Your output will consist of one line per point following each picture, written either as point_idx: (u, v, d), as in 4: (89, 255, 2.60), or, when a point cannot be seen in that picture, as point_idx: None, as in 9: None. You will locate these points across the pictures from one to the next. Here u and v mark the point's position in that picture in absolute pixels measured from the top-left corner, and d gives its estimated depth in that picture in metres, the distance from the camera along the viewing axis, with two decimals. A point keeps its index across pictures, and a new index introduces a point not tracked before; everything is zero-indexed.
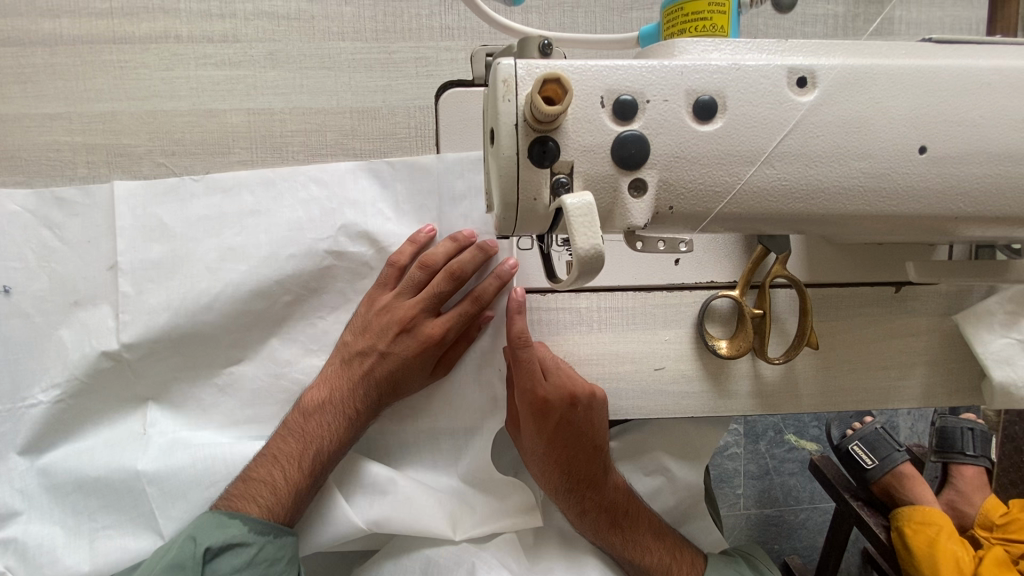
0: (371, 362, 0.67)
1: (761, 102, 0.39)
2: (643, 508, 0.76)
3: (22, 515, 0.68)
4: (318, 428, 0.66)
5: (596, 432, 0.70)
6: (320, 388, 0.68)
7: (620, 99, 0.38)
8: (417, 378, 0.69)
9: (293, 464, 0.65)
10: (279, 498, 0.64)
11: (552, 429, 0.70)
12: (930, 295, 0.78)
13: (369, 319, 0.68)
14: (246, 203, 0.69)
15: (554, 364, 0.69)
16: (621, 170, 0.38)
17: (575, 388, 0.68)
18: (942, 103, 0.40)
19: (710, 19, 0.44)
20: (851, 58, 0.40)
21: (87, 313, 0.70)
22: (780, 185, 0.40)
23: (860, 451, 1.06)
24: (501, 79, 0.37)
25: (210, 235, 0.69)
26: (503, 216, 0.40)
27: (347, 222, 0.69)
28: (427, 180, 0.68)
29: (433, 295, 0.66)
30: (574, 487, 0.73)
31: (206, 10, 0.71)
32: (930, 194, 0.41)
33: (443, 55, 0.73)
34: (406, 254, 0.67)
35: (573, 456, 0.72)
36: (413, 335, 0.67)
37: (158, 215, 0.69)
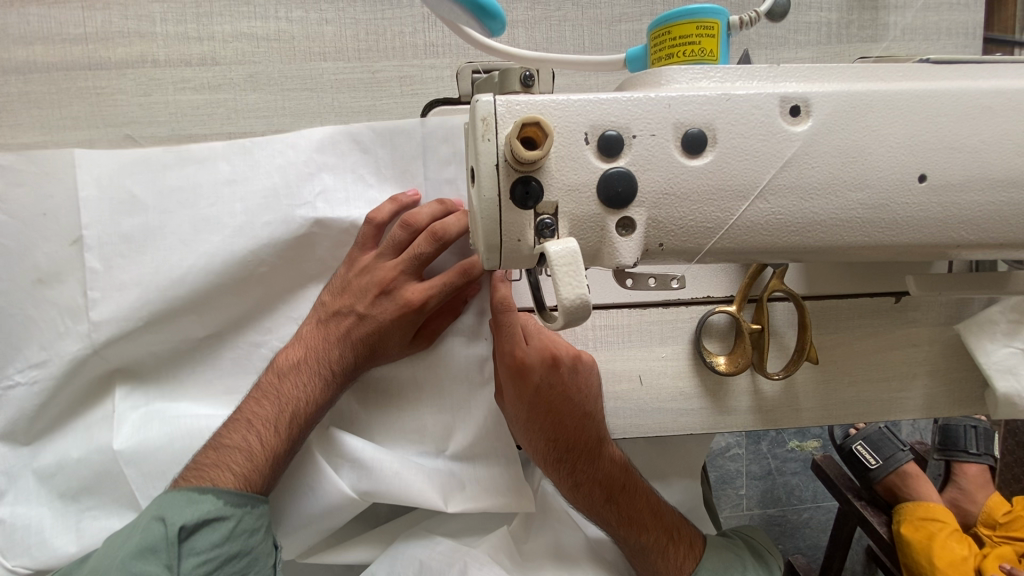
0: (349, 323, 0.64)
1: (753, 134, 0.37)
2: (640, 486, 0.73)
3: (7, 496, 0.65)
4: (293, 391, 0.62)
5: (583, 398, 0.67)
6: (296, 347, 0.65)
7: (605, 134, 0.36)
8: (398, 343, 0.65)
9: (269, 429, 0.61)
10: (250, 466, 0.60)
11: (534, 392, 0.66)
12: (929, 305, 0.77)
13: (348, 279, 0.65)
14: (221, 170, 0.64)
15: (536, 331, 0.68)
16: (609, 210, 0.37)
17: (558, 350, 0.68)
18: (941, 128, 0.39)
19: (699, 43, 0.42)
20: (846, 84, 0.39)
21: (55, 292, 0.65)
22: (775, 219, 0.39)
23: (864, 451, 1.04)
24: (480, 117, 0.35)
25: (182, 209, 0.65)
26: (487, 258, 0.38)
27: (327, 189, 0.65)
28: (409, 142, 0.64)
29: (415, 257, 0.62)
30: (565, 456, 0.70)
31: (184, 33, 0.70)
32: (931, 221, 0.40)
33: (429, 73, 0.71)
34: (386, 212, 0.63)
35: (561, 421, 0.69)
36: (392, 298, 0.63)
37: (126, 187, 0.64)
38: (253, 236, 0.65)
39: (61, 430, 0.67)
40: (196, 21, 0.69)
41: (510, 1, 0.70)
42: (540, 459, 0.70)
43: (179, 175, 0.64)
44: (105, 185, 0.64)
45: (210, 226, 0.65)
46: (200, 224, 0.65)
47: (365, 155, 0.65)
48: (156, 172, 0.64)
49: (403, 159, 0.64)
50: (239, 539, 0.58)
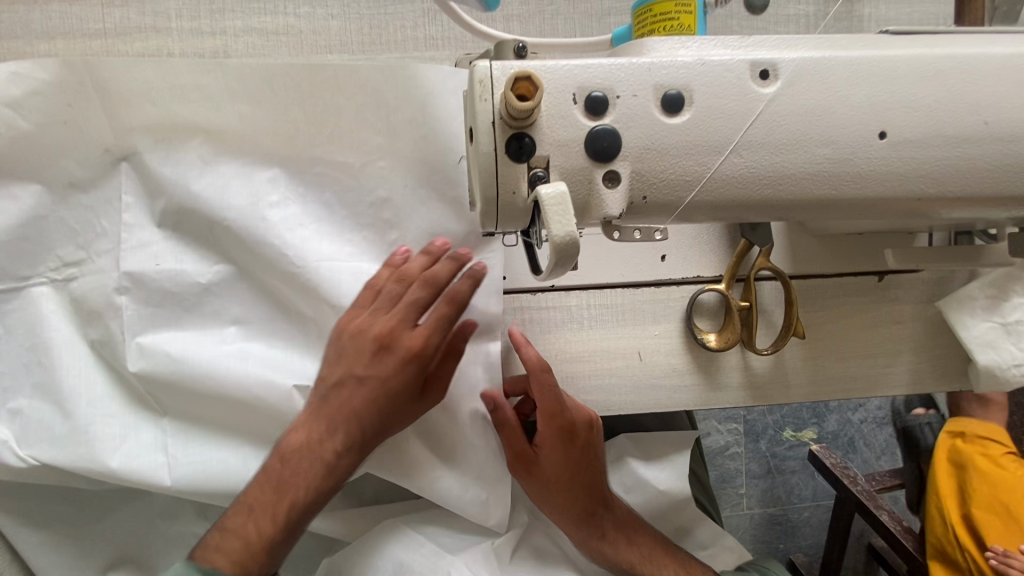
0: (347, 392, 0.62)
1: (726, 94, 0.41)
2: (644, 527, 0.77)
3: (45, 427, 0.65)
4: (297, 476, 0.62)
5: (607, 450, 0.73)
6: (300, 430, 0.63)
7: (591, 95, 0.40)
8: (393, 405, 0.63)
9: (268, 516, 0.61)
10: (249, 555, 0.60)
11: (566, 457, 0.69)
12: (910, 282, 0.80)
13: (342, 346, 0.62)
14: (214, 146, 0.65)
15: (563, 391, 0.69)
16: (596, 163, 0.40)
17: (575, 419, 0.68)
18: (899, 90, 0.42)
19: (678, 19, 0.46)
20: (811, 51, 0.42)
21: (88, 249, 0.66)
22: (748, 173, 0.42)
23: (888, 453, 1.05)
24: (478, 79, 0.39)
25: (208, 179, 0.65)
26: (485, 211, 0.42)
27: (319, 171, 0.66)
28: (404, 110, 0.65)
29: (409, 306, 0.61)
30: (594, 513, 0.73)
31: (198, 28, 0.74)
32: (893, 178, 0.43)
33: (428, 64, 0.75)
34: (415, 270, 0.62)
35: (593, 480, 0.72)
36: (390, 355, 0.62)
37: (151, 165, 0.65)
38: (267, 208, 0.66)
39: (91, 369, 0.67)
40: (209, 17, 0.74)
41: None
42: (565, 515, 0.72)
43: (198, 151, 0.65)
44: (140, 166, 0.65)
45: (235, 197, 0.65)
46: (219, 190, 0.65)
47: (372, 99, 0.65)
48: (180, 145, 0.65)
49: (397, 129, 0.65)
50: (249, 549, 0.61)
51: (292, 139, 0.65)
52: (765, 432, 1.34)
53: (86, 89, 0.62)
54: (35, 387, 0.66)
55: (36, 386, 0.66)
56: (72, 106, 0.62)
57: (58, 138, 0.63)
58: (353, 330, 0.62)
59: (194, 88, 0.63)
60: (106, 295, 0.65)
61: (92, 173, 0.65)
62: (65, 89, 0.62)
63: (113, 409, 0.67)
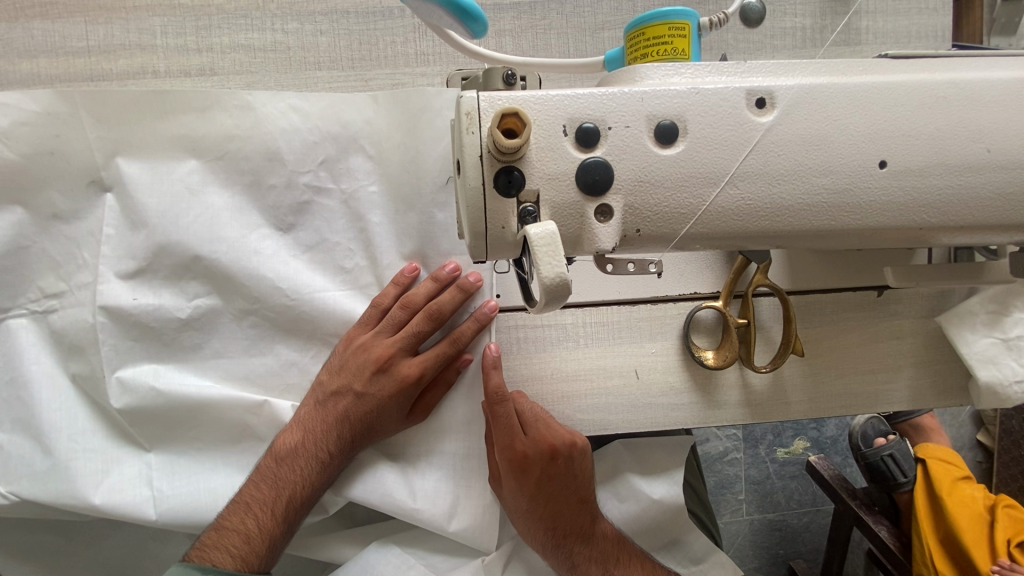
0: (347, 404, 0.67)
1: (721, 124, 0.40)
2: (634, 551, 0.74)
3: (29, 459, 0.68)
4: (293, 475, 0.66)
5: (580, 483, 0.70)
6: (295, 431, 0.68)
7: (582, 127, 0.38)
8: (390, 420, 0.68)
9: (266, 510, 0.65)
10: (248, 548, 0.64)
11: (535, 483, 0.68)
12: (911, 297, 0.79)
13: (346, 358, 0.68)
14: (198, 182, 0.67)
15: (534, 417, 0.69)
16: (587, 197, 0.39)
17: (555, 441, 0.68)
18: (900, 117, 0.41)
19: (671, 43, 0.45)
20: (808, 77, 0.41)
21: (75, 285, 0.69)
22: (745, 204, 0.41)
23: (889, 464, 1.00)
24: (464, 112, 0.38)
25: (190, 209, 0.67)
26: (474, 245, 0.40)
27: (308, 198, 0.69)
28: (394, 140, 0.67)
29: (411, 334, 0.67)
30: (562, 542, 0.71)
31: (183, 45, 0.72)
32: (894, 206, 0.42)
33: (419, 80, 0.74)
34: (419, 297, 0.67)
35: (558, 509, 0.70)
36: (389, 375, 0.67)
37: (130, 198, 0.67)
38: (255, 237, 0.68)
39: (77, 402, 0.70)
40: (195, 34, 0.72)
41: (496, 11, 0.73)
42: (537, 541, 0.71)
43: (181, 179, 0.67)
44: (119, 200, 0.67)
45: (219, 225, 0.68)
46: (198, 223, 0.67)
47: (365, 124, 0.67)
48: (159, 180, 0.67)
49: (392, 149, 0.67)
50: None
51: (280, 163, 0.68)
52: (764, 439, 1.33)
53: (68, 128, 0.65)
54: (15, 422, 0.69)
55: (17, 422, 0.69)
56: (58, 136, 0.65)
57: (45, 167, 0.66)
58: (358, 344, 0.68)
59: (173, 127, 0.67)
60: (91, 330, 0.68)
61: (75, 205, 0.67)
62: (54, 121, 0.65)
63: (97, 442, 0.69)
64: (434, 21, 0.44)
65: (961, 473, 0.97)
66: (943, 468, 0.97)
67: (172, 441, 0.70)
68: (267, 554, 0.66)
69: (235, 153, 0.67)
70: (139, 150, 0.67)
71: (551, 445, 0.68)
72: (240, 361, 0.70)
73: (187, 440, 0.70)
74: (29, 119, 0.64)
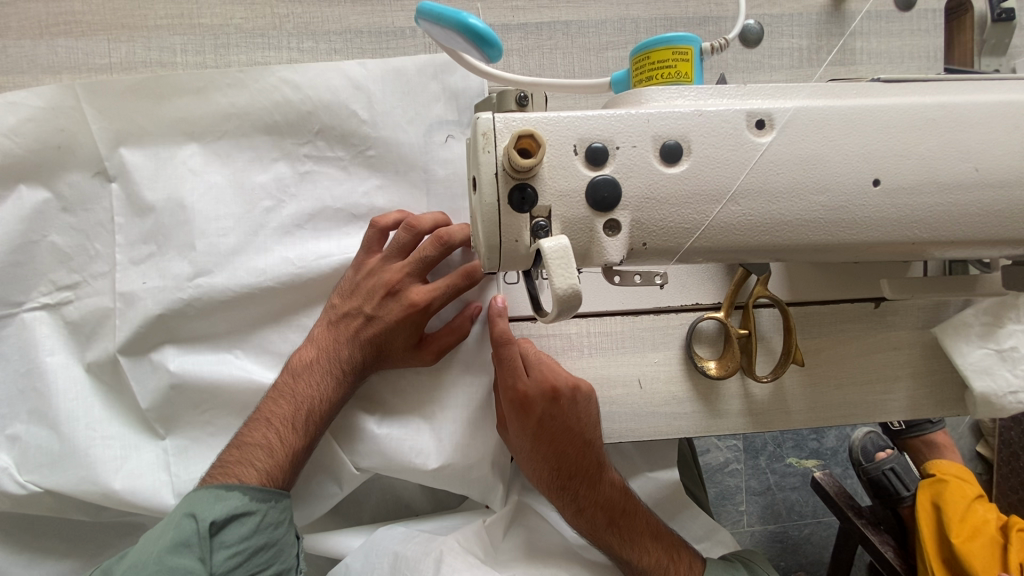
0: (359, 322, 0.69)
1: (723, 145, 0.42)
2: (640, 508, 0.77)
3: (42, 446, 0.70)
4: (309, 390, 0.67)
5: (584, 426, 0.71)
6: (309, 349, 0.69)
7: (592, 146, 0.40)
8: (403, 342, 0.69)
9: (286, 426, 0.66)
10: (271, 462, 0.65)
11: (537, 423, 0.70)
12: (907, 309, 0.81)
13: (357, 282, 0.69)
14: (209, 176, 0.71)
15: (537, 362, 0.70)
16: (596, 213, 0.41)
17: (557, 382, 0.69)
18: (892, 140, 0.43)
19: (675, 67, 0.47)
20: (806, 101, 0.44)
21: (93, 287, 0.72)
22: (746, 220, 0.43)
23: (891, 477, 1.09)
24: (481, 132, 0.40)
25: (196, 190, 0.71)
26: (488, 258, 0.42)
27: (324, 210, 0.72)
28: (408, 158, 0.72)
29: (419, 259, 0.67)
30: (567, 485, 0.74)
31: (202, 62, 0.75)
32: (887, 222, 0.44)
33: None
34: (426, 221, 0.68)
35: (562, 451, 0.73)
36: (400, 297, 0.68)
37: (134, 185, 0.70)
38: (274, 247, 0.71)
39: (89, 394, 0.72)
40: (213, 51, 0.75)
41: (504, 32, 0.76)
42: (543, 483, 0.75)
43: (182, 163, 0.71)
44: (127, 187, 0.71)
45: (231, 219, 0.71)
46: (204, 203, 0.71)
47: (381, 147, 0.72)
48: (164, 168, 0.71)
49: (410, 157, 0.72)
50: (265, 532, 0.63)
51: (280, 142, 0.72)
52: (764, 449, 1.35)
53: (82, 124, 0.69)
54: (31, 413, 0.71)
55: (33, 413, 0.71)
56: (64, 130, 0.69)
57: (56, 162, 0.70)
58: (370, 267, 0.70)
59: (181, 114, 0.71)
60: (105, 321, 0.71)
61: (87, 198, 0.71)
62: (59, 114, 0.68)
63: (114, 432, 0.71)
64: (456, 46, 0.47)
65: (975, 492, 0.98)
66: (959, 486, 0.97)
67: (185, 427, 0.72)
68: (291, 472, 0.66)
69: (238, 137, 0.71)
70: (141, 139, 0.70)
71: (553, 386, 0.70)
72: (257, 339, 0.73)
73: (199, 430, 0.73)
74: (40, 116, 0.68)
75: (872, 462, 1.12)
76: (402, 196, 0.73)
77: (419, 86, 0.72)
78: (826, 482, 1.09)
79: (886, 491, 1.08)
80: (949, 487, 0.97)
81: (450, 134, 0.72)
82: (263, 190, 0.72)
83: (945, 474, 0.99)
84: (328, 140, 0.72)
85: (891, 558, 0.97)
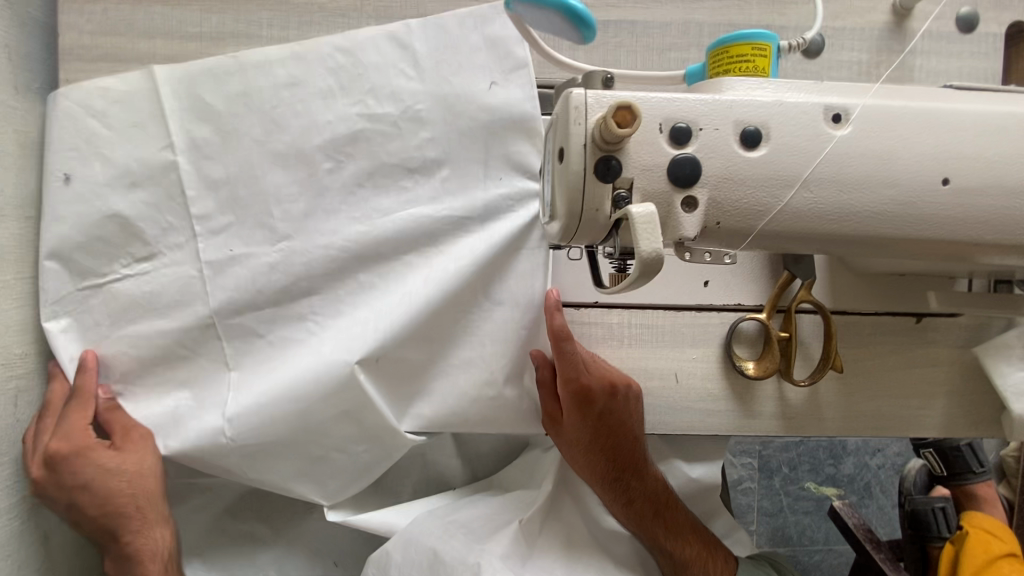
0: None
1: (800, 133, 0.44)
2: (681, 503, 0.80)
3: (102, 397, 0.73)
4: None
5: (633, 425, 0.75)
6: None
7: (676, 126, 0.43)
8: None
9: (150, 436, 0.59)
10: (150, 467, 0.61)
11: (596, 416, 0.73)
12: (949, 326, 0.81)
13: None
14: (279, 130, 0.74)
15: (591, 357, 0.74)
16: (675, 188, 0.43)
17: (615, 377, 0.73)
18: (964, 142, 0.45)
19: (753, 62, 0.50)
20: (882, 99, 0.45)
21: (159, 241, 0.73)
22: (816, 207, 0.45)
23: (936, 516, 1.13)
24: (573, 106, 0.43)
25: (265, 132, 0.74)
26: (567, 224, 0.45)
27: (387, 184, 0.75)
28: (473, 140, 0.75)
29: None
30: (620, 476, 0.76)
31: (285, 37, 0.79)
32: (950, 221, 0.46)
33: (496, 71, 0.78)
34: None
35: (615, 448, 0.76)
36: None
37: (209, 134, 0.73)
38: (341, 214, 0.75)
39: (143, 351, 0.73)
40: (298, 29, 0.79)
41: None
42: (593, 475, 0.76)
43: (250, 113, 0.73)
44: (194, 132, 0.73)
45: (299, 187, 0.74)
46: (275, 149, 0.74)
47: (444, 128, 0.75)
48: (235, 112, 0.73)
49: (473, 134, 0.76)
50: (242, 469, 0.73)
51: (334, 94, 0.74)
52: (780, 470, 1.35)
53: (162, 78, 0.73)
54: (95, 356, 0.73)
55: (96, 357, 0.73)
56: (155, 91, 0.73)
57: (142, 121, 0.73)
58: None
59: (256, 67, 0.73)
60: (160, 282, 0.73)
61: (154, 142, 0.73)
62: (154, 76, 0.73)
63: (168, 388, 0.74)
64: (547, 29, 0.49)
65: (1004, 549, 1.00)
66: (984, 541, 1.01)
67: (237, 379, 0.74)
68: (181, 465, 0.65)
69: (296, 82, 0.73)
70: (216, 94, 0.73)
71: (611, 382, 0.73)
72: (331, 297, 0.75)
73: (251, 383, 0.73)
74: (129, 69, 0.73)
75: (923, 498, 1.16)
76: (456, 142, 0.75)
77: (467, 59, 0.75)
78: (846, 514, 1.10)
79: (925, 527, 1.14)
80: (969, 540, 1.02)
81: (492, 81, 0.75)
82: (319, 148, 0.74)
83: (973, 526, 1.03)
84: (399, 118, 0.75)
85: None
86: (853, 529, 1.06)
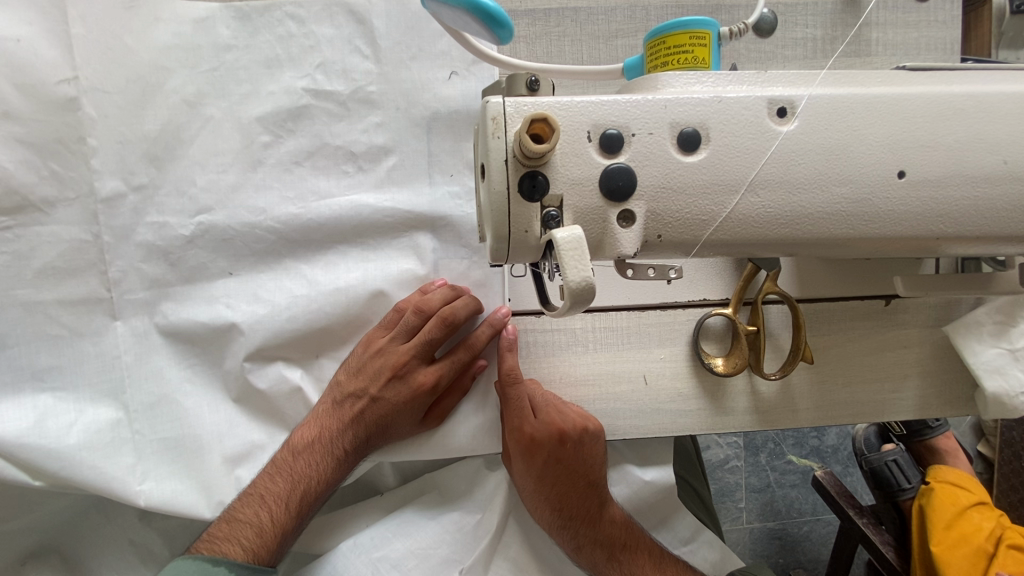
0: (362, 406, 0.68)
1: (743, 132, 0.40)
2: (642, 536, 0.74)
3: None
4: (305, 470, 0.67)
5: (589, 467, 0.70)
6: (309, 427, 0.68)
7: (606, 132, 0.39)
8: (405, 423, 0.69)
9: (280, 506, 0.65)
10: (261, 542, 0.63)
11: (542, 465, 0.70)
12: (918, 307, 0.79)
13: (364, 361, 0.69)
14: (198, 147, 0.68)
15: (543, 402, 0.69)
16: (610, 203, 0.39)
17: (563, 423, 0.68)
18: (919, 129, 0.42)
19: (692, 52, 0.46)
20: (831, 88, 0.42)
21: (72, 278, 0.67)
22: (765, 212, 0.41)
23: (895, 470, 1.05)
24: (490, 116, 0.38)
25: (194, 126, 0.68)
26: (495, 248, 0.41)
27: (321, 196, 0.70)
28: (413, 146, 0.70)
29: (423, 342, 0.67)
30: (568, 522, 0.72)
31: None
32: (909, 214, 0.42)
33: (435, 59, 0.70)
34: (435, 301, 0.68)
35: (566, 493, 0.71)
36: (404, 381, 0.68)
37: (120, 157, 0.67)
38: (271, 230, 0.69)
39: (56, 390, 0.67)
40: None
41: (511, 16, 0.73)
42: (542, 521, 0.73)
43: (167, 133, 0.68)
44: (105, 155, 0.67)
45: (224, 207, 0.68)
46: (193, 169, 0.68)
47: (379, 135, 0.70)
48: (157, 101, 0.67)
49: (410, 139, 0.70)
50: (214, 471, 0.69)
51: (256, 106, 0.69)
52: (764, 446, 1.33)
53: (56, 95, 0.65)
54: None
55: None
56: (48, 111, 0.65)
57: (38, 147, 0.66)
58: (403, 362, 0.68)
59: (185, 62, 0.67)
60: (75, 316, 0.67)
61: (61, 134, 0.65)
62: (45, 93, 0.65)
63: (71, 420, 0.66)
64: (463, 28, 0.45)
65: (971, 500, 0.94)
66: (952, 493, 0.94)
67: (154, 383, 0.68)
68: (277, 548, 0.65)
69: (213, 96, 0.68)
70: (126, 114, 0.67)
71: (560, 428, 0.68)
72: (248, 282, 0.69)
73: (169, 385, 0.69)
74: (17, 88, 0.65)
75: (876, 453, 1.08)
76: (403, 129, 0.70)
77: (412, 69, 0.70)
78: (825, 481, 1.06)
79: (887, 483, 1.05)
80: (935, 494, 0.95)
81: (452, 71, 0.70)
82: (243, 165, 0.69)
83: (939, 478, 0.97)
84: (328, 126, 0.70)
85: (890, 557, 0.95)
86: (833, 494, 1.03)
